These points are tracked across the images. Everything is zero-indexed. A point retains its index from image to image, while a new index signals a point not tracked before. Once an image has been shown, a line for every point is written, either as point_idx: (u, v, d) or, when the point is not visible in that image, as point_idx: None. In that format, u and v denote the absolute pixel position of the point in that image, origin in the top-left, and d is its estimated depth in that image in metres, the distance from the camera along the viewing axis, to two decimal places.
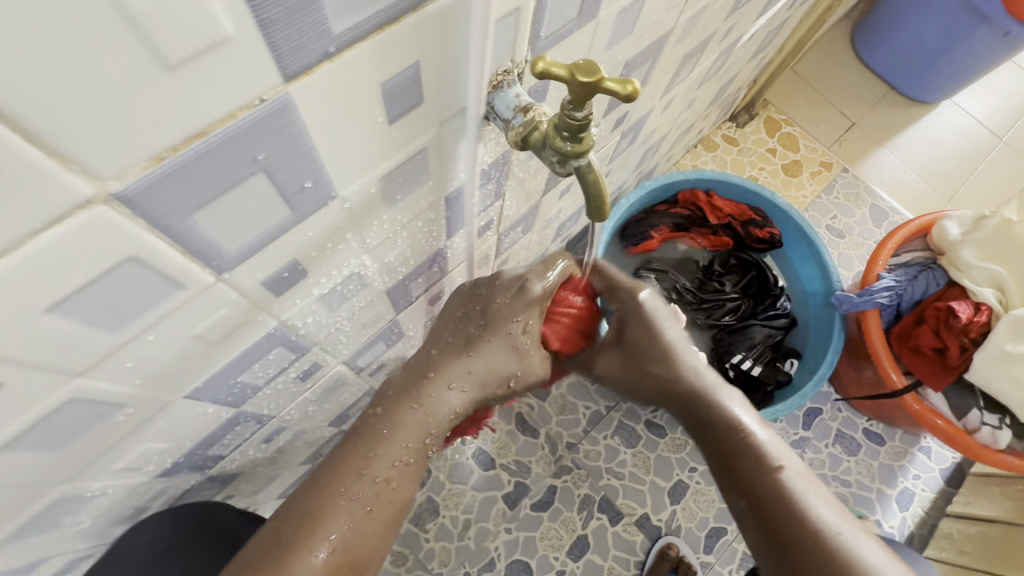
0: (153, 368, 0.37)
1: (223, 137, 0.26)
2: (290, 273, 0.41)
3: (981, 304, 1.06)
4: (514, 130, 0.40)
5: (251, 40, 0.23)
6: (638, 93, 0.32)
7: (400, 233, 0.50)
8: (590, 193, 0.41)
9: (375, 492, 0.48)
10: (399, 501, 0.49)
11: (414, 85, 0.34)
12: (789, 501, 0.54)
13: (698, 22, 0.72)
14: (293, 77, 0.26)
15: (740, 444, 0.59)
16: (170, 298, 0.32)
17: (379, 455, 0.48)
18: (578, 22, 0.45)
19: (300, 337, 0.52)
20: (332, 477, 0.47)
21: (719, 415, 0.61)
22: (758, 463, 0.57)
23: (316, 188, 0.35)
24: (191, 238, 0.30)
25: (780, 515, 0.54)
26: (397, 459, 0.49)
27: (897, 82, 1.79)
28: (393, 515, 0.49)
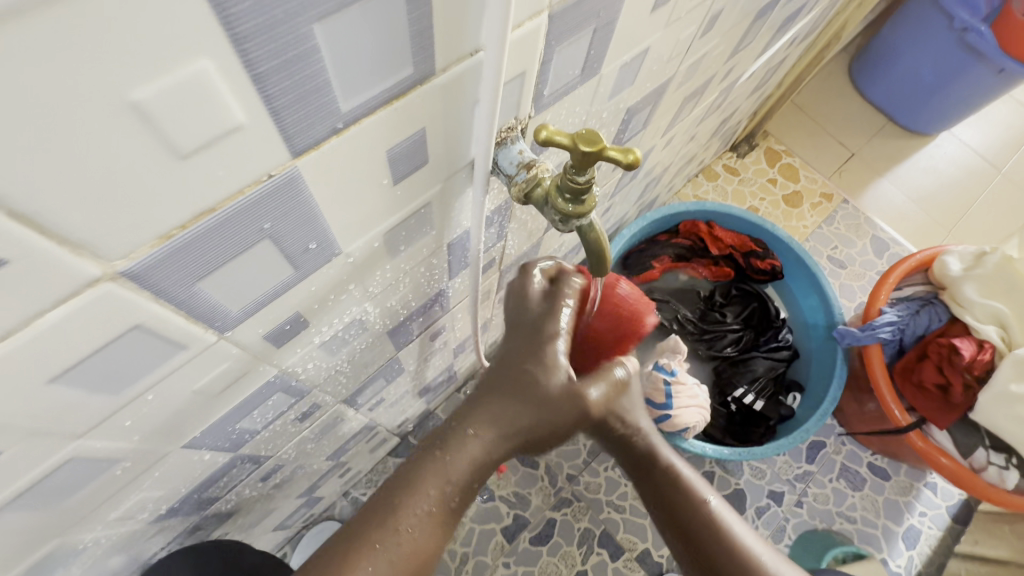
0: (152, 424, 0.37)
1: (232, 211, 0.26)
2: (292, 326, 0.41)
3: (983, 341, 1.05)
4: (517, 186, 0.40)
5: (263, 125, 0.24)
6: (640, 161, 0.32)
7: (402, 279, 0.51)
8: (591, 250, 0.41)
9: (400, 546, 0.43)
10: (429, 553, 0.45)
11: (420, 149, 0.35)
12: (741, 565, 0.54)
13: (699, 66, 0.73)
14: (301, 152, 0.27)
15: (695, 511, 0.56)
16: (173, 358, 0.32)
17: (413, 502, 0.43)
18: (580, 79, 0.46)
19: (301, 382, 0.52)
20: (350, 537, 0.43)
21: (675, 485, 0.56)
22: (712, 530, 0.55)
23: (320, 248, 0.35)
24: (195, 304, 0.30)
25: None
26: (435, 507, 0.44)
27: (895, 114, 1.81)
28: (422, 570, 0.44)
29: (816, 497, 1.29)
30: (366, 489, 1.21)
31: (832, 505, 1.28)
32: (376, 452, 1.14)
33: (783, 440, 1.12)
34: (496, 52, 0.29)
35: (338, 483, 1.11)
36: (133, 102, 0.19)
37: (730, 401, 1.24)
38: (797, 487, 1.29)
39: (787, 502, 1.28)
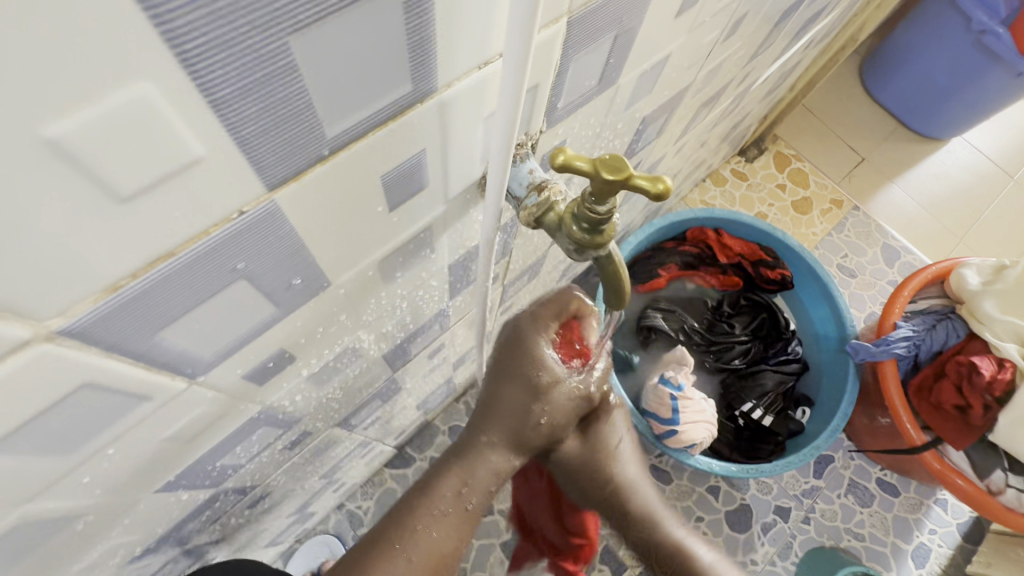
0: (117, 476, 0.33)
1: (196, 253, 0.22)
2: (275, 362, 0.37)
3: (1004, 359, 1.02)
4: (527, 210, 0.36)
5: (228, 157, 0.20)
6: (670, 191, 0.28)
7: (399, 304, 0.47)
8: (609, 281, 0.37)
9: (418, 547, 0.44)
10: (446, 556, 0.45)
11: (419, 172, 0.31)
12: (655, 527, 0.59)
13: (716, 73, 0.69)
14: (278, 185, 0.23)
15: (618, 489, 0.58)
16: (135, 410, 0.28)
17: (428, 505, 0.45)
18: (597, 89, 0.42)
19: (288, 414, 0.48)
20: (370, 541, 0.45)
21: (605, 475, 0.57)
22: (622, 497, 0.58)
23: (306, 282, 0.31)
24: (158, 353, 0.26)
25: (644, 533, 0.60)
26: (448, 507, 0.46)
27: (907, 118, 1.76)
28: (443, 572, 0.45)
29: (823, 514, 1.25)
30: (361, 502, 1.16)
31: (840, 521, 1.24)
32: (371, 465, 1.10)
33: (793, 457, 1.08)
34: (517, 64, 0.24)
35: (332, 497, 1.07)
36: (50, 138, 0.15)
37: (738, 416, 1.20)
38: (804, 502, 1.26)
39: (795, 518, 1.24)
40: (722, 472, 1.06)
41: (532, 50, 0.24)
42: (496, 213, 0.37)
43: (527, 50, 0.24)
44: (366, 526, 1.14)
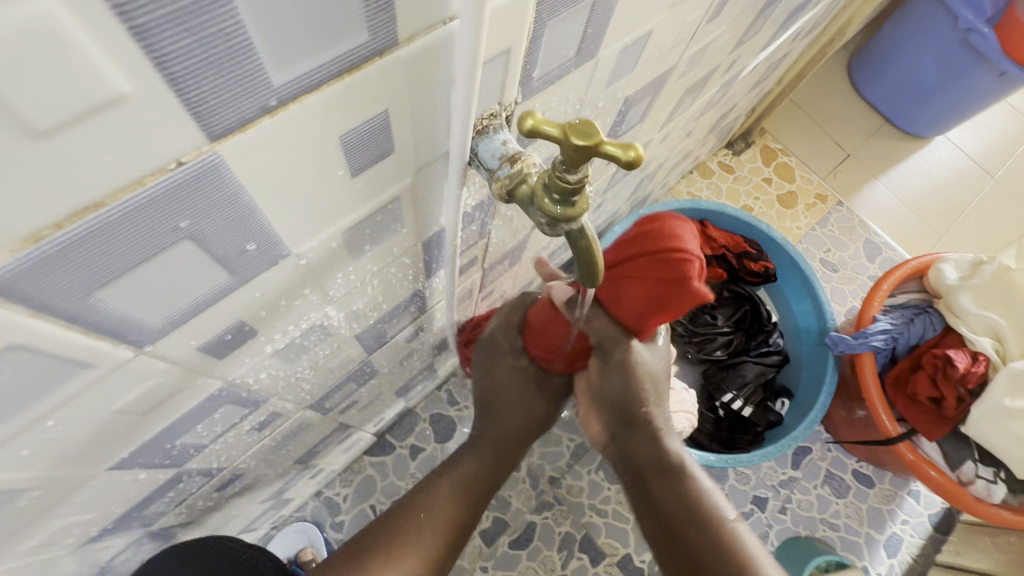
0: (60, 451, 0.32)
1: (132, 206, 0.21)
2: (235, 335, 0.36)
3: (978, 353, 1.04)
4: (499, 182, 0.35)
5: (159, 97, 0.18)
6: (641, 159, 0.28)
7: (369, 281, 0.45)
8: (582, 256, 0.36)
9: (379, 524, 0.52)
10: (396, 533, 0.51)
11: (383, 135, 0.29)
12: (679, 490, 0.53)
13: (702, 56, 0.68)
14: (221, 136, 0.21)
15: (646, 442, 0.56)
16: (76, 379, 0.27)
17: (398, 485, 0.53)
18: (575, 62, 0.40)
19: (253, 393, 0.46)
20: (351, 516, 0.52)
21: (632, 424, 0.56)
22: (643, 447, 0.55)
23: (262, 249, 0.30)
24: (96, 317, 0.24)
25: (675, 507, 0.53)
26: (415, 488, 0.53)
27: (892, 115, 1.77)
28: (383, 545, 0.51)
29: (800, 504, 1.26)
30: (339, 489, 1.15)
31: (816, 512, 1.26)
32: (350, 451, 1.09)
33: (771, 447, 1.09)
34: (473, 22, 0.24)
35: (310, 484, 1.06)
36: None
37: (718, 406, 1.21)
38: (781, 493, 1.27)
39: (772, 508, 1.25)
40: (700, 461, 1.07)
41: (485, 17, 0.25)
42: (462, 175, 0.37)
43: (480, 15, 0.24)
44: (344, 513, 1.13)
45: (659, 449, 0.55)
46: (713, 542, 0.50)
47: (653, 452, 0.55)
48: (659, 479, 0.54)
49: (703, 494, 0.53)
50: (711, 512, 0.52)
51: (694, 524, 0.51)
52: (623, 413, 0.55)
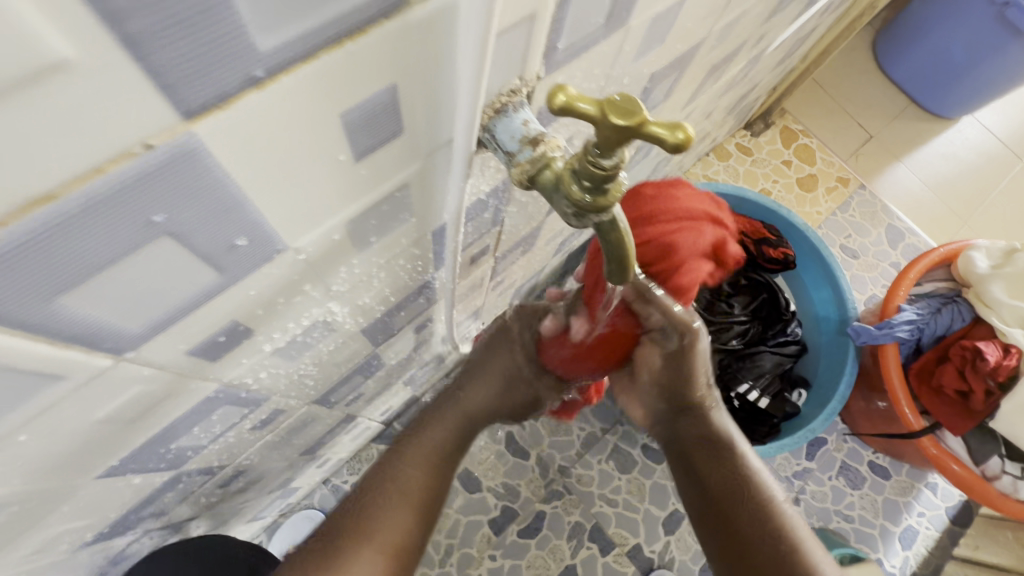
0: (39, 463, 0.29)
1: (92, 198, 0.18)
2: (228, 336, 0.32)
3: (1010, 345, 1.00)
4: (519, 167, 0.31)
5: (114, 63, 0.15)
6: (691, 142, 0.24)
7: (376, 273, 0.42)
8: (610, 250, 0.32)
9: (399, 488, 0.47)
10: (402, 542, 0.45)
11: (390, 115, 0.26)
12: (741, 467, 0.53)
13: (732, 29, 0.63)
14: (200, 114, 0.18)
15: (718, 440, 0.55)
16: (47, 391, 0.24)
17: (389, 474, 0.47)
18: (604, 31, 0.36)
19: (254, 392, 0.44)
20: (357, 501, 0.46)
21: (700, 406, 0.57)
22: (701, 422, 0.56)
23: (254, 244, 0.26)
24: (62, 324, 0.21)
25: (735, 487, 0.51)
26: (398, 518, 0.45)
27: (918, 95, 1.69)
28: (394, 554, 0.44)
29: (814, 496, 1.24)
30: (347, 477, 1.13)
31: (830, 503, 1.23)
32: (357, 440, 1.07)
33: (788, 440, 1.06)
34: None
35: (317, 473, 1.04)
36: None
37: (734, 397, 1.18)
38: (795, 484, 1.24)
39: (785, 499, 1.23)
40: None
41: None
42: (468, 160, 0.34)
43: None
44: None
45: (706, 425, 0.56)
46: (769, 524, 0.49)
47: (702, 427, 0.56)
48: (705, 453, 0.54)
49: (756, 478, 0.52)
50: (763, 489, 0.51)
51: (752, 506, 0.50)
52: (675, 398, 0.58)
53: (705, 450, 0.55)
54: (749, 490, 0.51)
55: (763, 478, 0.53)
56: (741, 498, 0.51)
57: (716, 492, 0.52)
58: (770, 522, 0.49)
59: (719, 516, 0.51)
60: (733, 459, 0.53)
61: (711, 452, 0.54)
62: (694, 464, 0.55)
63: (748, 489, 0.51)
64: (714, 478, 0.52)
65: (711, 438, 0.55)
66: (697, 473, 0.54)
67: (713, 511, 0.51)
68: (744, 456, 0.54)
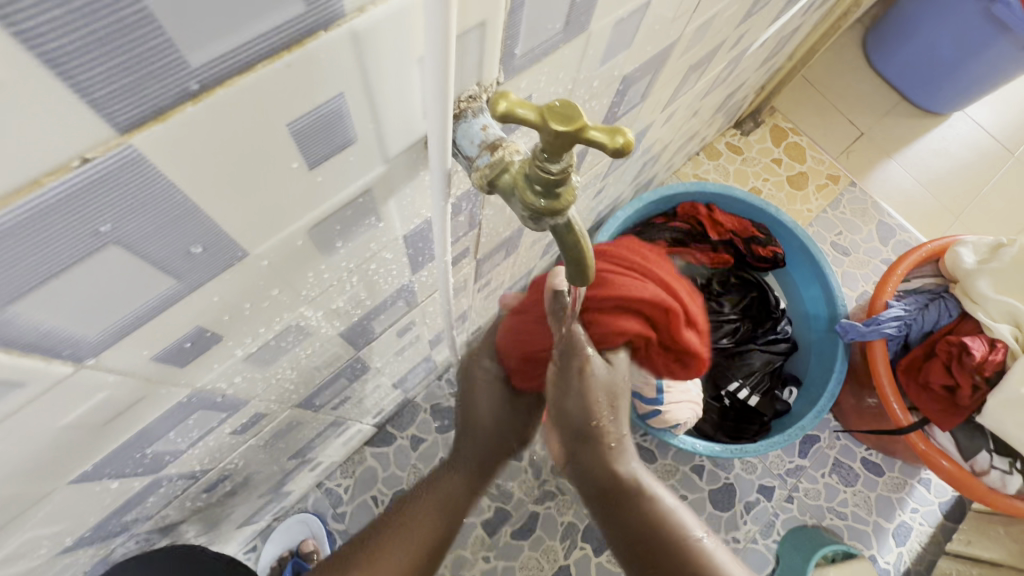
0: (6, 469, 0.29)
1: (32, 211, 0.18)
2: (195, 342, 0.33)
3: (996, 340, 1.00)
4: (478, 171, 0.32)
5: (38, 82, 0.15)
6: (631, 147, 0.24)
7: (348, 278, 0.43)
8: (569, 253, 0.33)
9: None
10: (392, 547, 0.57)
11: (340, 123, 0.26)
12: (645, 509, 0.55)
13: (706, 30, 0.64)
14: (135, 128, 0.18)
15: (619, 489, 0.57)
16: (6, 399, 0.25)
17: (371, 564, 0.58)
18: (564, 36, 0.37)
19: (229, 397, 0.44)
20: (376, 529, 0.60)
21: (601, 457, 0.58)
22: (605, 470, 0.58)
23: (210, 252, 0.27)
24: (14, 333, 0.22)
25: (647, 529, 0.54)
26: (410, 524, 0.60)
27: (908, 92, 1.69)
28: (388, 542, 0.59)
29: (807, 493, 1.24)
30: (340, 480, 1.14)
31: (823, 500, 1.24)
32: (349, 443, 1.07)
33: (778, 437, 1.06)
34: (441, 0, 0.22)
35: (310, 476, 1.05)
36: None
37: (724, 396, 1.19)
38: (788, 481, 1.24)
39: (778, 497, 1.23)
40: (705, 451, 1.04)
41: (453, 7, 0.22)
42: (446, 178, 0.34)
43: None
44: (346, 504, 1.13)
45: (611, 470, 0.58)
46: (681, 563, 0.51)
47: (607, 474, 0.58)
48: (614, 505, 0.57)
49: (662, 512, 0.55)
50: (670, 528, 0.54)
51: (661, 550, 0.53)
52: (577, 430, 0.58)
53: (615, 503, 0.57)
54: (658, 532, 0.54)
55: (672, 511, 0.55)
56: (654, 538, 0.53)
57: (632, 541, 0.55)
58: (681, 560, 0.52)
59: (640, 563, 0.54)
60: (640, 500, 0.56)
61: (619, 497, 0.57)
62: (610, 511, 0.57)
63: (656, 526, 0.54)
64: (627, 525, 0.55)
65: (617, 485, 0.57)
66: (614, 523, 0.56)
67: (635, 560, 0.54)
68: (648, 494, 0.56)
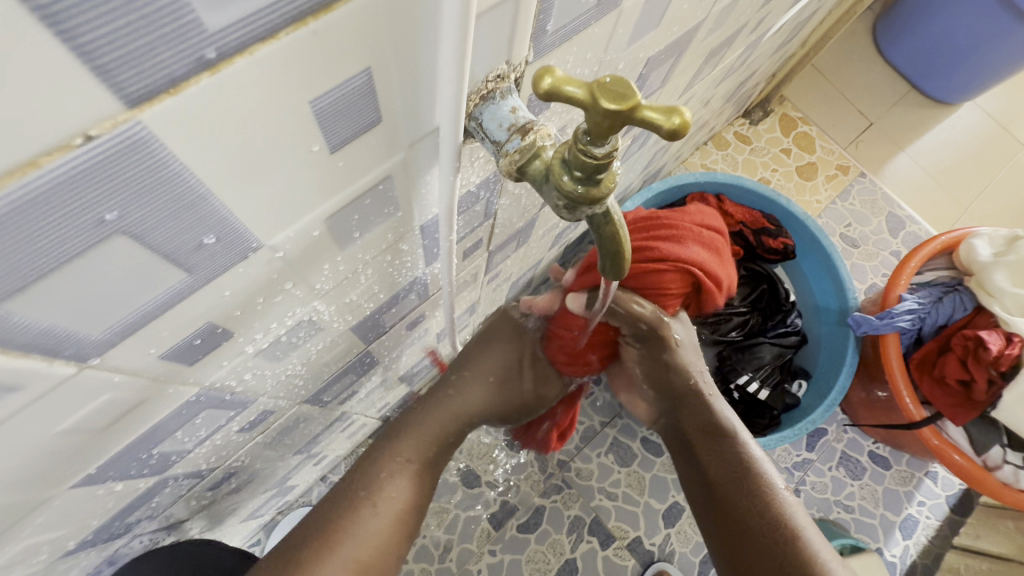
0: (4, 477, 0.28)
1: (27, 195, 0.16)
2: (205, 339, 0.31)
3: (1013, 334, 0.97)
4: (507, 157, 0.29)
5: (34, 42, 0.13)
6: (687, 127, 0.22)
7: (362, 270, 0.40)
8: (606, 244, 0.31)
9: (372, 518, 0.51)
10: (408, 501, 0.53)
11: (366, 102, 0.24)
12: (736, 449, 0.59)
13: (730, 12, 0.61)
14: (145, 101, 0.16)
15: (715, 435, 0.61)
16: (4, 403, 0.23)
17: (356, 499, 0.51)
18: (596, 12, 0.34)
19: (238, 395, 0.42)
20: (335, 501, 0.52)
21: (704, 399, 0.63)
22: (699, 408, 0.63)
23: (224, 242, 0.25)
24: (13, 332, 0.20)
25: (733, 472, 0.58)
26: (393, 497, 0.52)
27: (918, 80, 1.66)
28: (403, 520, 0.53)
29: (814, 486, 1.23)
30: (345, 474, 1.13)
31: (831, 494, 1.23)
32: (353, 437, 1.06)
33: (788, 431, 1.05)
34: None
35: (313, 471, 1.03)
36: None
37: (734, 389, 1.17)
38: (795, 475, 1.23)
39: None
40: None
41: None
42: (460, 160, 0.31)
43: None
44: None
45: (708, 416, 0.63)
46: (759, 507, 0.55)
47: (703, 418, 0.63)
48: (703, 446, 0.61)
49: (750, 461, 0.58)
50: (761, 474, 0.57)
51: (747, 487, 0.56)
52: (670, 385, 0.65)
53: (701, 443, 0.62)
54: (743, 470, 0.58)
55: (763, 465, 0.59)
56: (738, 481, 0.57)
57: (712, 478, 0.59)
58: (762, 502, 0.55)
59: (719, 506, 0.57)
60: (726, 439, 0.60)
61: (710, 438, 0.61)
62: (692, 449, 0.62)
63: (742, 465, 0.58)
64: (712, 468, 0.59)
65: (707, 432, 0.62)
66: (696, 464, 0.61)
67: (711, 497, 0.58)
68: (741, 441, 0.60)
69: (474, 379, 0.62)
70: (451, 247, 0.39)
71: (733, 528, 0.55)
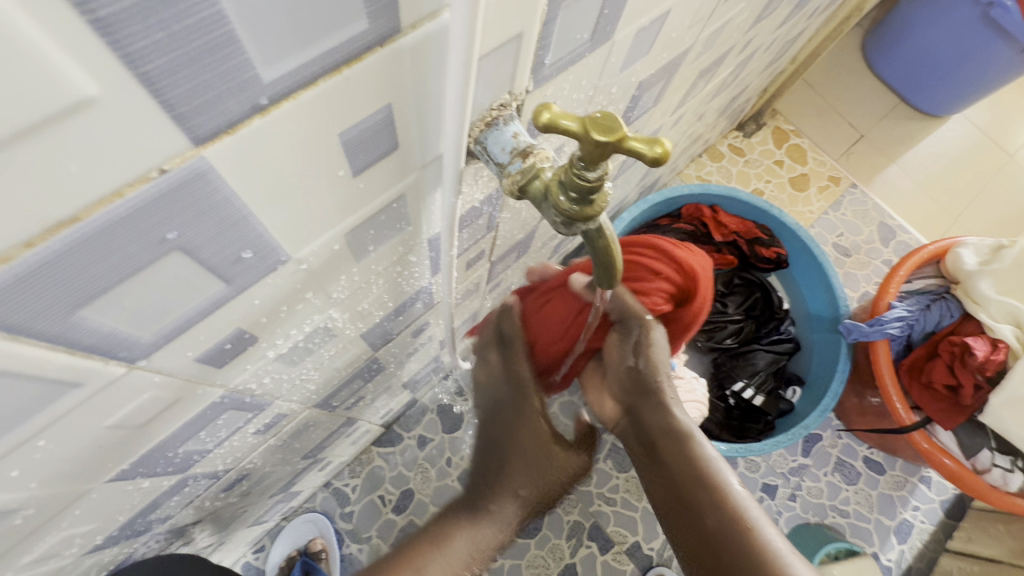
0: (53, 469, 0.30)
1: (110, 219, 0.19)
2: (234, 344, 0.34)
3: (998, 340, 1.01)
4: (510, 177, 0.32)
5: (132, 99, 0.16)
6: (668, 155, 0.26)
7: (374, 281, 0.43)
8: (599, 256, 0.34)
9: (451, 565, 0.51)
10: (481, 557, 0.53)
11: (384, 133, 0.27)
12: (692, 450, 0.56)
13: (718, 36, 0.65)
14: (208, 140, 0.19)
15: (673, 437, 0.57)
16: (64, 399, 0.26)
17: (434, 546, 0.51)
18: (590, 45, 0.38)
19: (257, 397, 0.45)
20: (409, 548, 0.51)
21: (656, 399, 0.59)
22: (656, 411, 0.59)
23: (258, 257, 0.28)
24: (81, 335, 0.23)
25: (688, 475, 0.55)
26: (463, 548, 0.52)
27: (906, 93, 1.71)
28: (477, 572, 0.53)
29: (809, 491, 1.25)
30: (348, 480, 1.15)
31: (826, 499, 1.24)
32: (357, 443, 1.08)
33: (782, 436, 1.07)
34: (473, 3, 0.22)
35: (318, 476, 1.05)
36: None
37: (729, 395, 1.20)
38: (791, 480, 1.25)
39: (782, 495, 1.24)
40: None
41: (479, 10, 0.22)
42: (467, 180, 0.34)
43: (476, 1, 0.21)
44: (353, 503, 1.13)
45: (667, 419, 0.58)
46: (715, 513, 0.52)
47: (663, 421, 0.58)
48: (662, 450, 0.58)
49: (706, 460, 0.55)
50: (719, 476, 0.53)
51: (704, 494, 0.53)
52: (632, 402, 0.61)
53: (658, 445, 0.58)
54: (697, 470, 0.54)
55: (719, 462, 0.55)
56: (695, 487, 0.54)
57: (674, 481, 0.56)
58: (718, 506, 0.52)
59: (679, 510, 0.55)
60: (680, 437, 0.57)
61: (667, 440, 0.58)
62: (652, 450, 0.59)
63: (697, 465, 0.54)
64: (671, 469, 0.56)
65: (668, 434, 0.58)
66: (656, 467, 0.58)
67: (673, 498, 0.56)
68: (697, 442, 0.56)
69: (542, 423, 0.57)
70: (457, 259, 0.42)
71: (699, 535, 0.52)
